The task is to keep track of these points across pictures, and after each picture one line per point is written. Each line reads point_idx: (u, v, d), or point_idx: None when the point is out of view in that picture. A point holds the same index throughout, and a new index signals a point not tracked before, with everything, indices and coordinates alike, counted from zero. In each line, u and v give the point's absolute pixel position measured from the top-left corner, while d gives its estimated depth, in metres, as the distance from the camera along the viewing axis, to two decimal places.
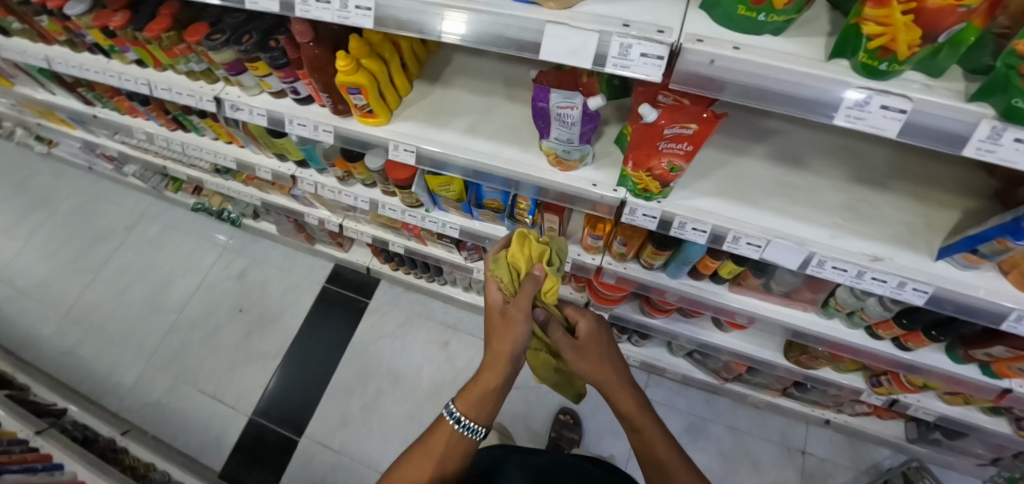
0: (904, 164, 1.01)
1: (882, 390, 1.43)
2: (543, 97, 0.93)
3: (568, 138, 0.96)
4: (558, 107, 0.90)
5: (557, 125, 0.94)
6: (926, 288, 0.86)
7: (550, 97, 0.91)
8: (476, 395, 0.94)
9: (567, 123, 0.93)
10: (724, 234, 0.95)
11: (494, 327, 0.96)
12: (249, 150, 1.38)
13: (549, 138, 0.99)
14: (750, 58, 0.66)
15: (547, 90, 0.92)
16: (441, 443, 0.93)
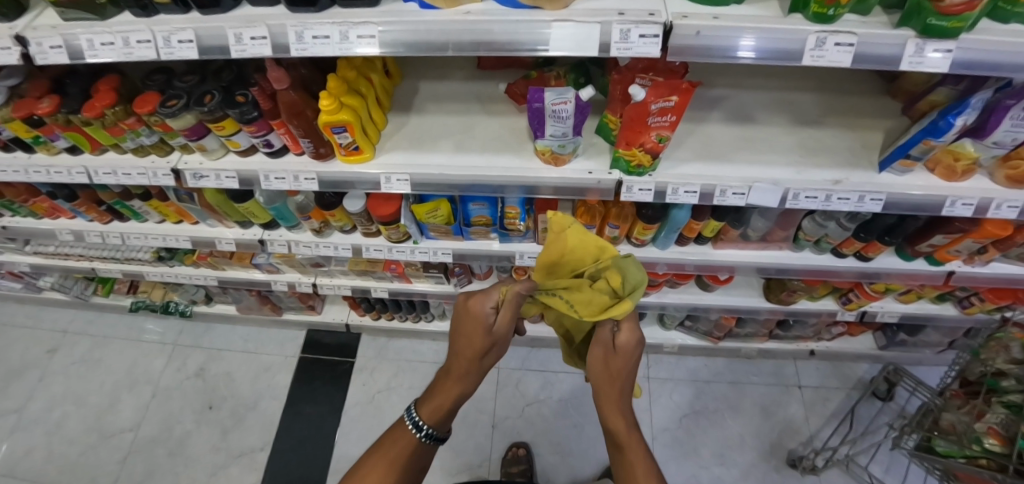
0: (833, 106, 1.06)
1: (853, 306, 1.50)
2: (535, 96, 0.81)
3: (562, 133, 0.85)
4: (553, 104, 0.79)
5: (550, 121, 0.83)
6: (880, 196, 0.94)
7: (544, 96, 0.79)
8: (442, 409, 0.82)
9: (561, 119, 0.82)
10: (712, 191, 0.93)
11: (471, 333, 0.78)
12: (203, 225, 1.29)
13: (542, 137, 0.87)
14: (731, 26, 0.62)
15: (540, 88, 0.80)
16: (397, 449, 0.83)
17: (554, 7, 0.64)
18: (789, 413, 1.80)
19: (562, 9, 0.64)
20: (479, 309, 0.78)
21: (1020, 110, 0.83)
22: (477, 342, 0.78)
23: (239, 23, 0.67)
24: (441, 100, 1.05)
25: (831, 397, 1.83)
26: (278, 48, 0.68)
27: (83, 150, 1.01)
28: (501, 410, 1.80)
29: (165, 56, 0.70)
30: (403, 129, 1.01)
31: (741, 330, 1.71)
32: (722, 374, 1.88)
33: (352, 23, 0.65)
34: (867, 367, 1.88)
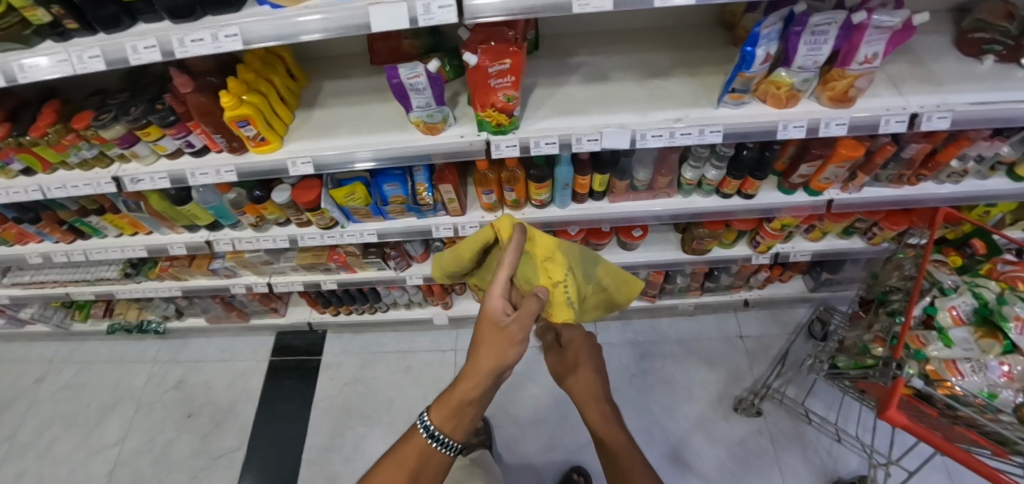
0: (680, 59, 1.22)
1: (763, 249, 1.61)
2: (393, 74, 0.95)
3: (425, 103, 1.00)
4: (408, 78, 0.94)
5: (412, 94, 0.98)
6: (718, 128, 1.08)
7: (399, 71, 0.94)
8: (450, 410, 0.78)
9: (420, 90, 0.98)
10: (569, 140, 1.07)
11: (485, 332, 0.73)
12: (156, 233, 1.45)
13: (412, 109, 1.03)
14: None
15: (394, 66, 0.94)
16: (411, 456, 0.82)
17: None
18: (734, 362, 1.89)
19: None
20: (494, 306, 0.73)
21: (810, 35, 0.98)
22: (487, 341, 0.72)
23: (133, 37, 0.84)
24: (340, 95, 1.22)
25: (773, 343, 1.92)
26: (166, 54, 0.84)
27: (36, 170, 1.18)
28: None
29: (80, 71, 0.86)
30: (307, 122, 1.17)
31: (673, 286, 1.83)
32: (667, 333, 1.99)
33: (218, 26, 0.81)
34: (803, 311, 1.98)
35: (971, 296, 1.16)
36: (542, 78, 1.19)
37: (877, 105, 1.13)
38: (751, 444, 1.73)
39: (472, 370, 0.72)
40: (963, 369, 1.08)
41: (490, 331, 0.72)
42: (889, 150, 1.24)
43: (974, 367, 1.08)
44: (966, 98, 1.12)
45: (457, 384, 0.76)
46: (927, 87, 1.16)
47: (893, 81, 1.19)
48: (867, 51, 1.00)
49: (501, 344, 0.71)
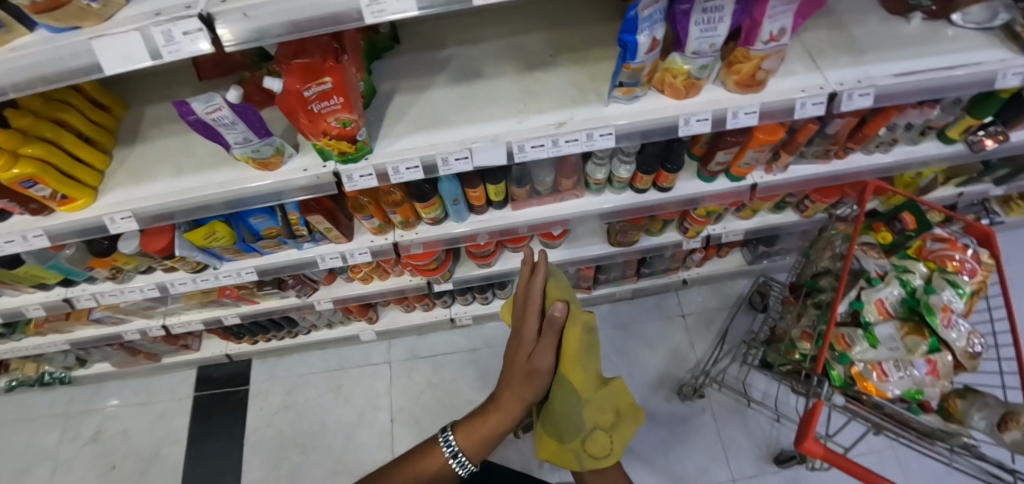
0: (564, 40, 1.04)
1: (693, 233, 1.52)
2: (186, 110, 0.76)
3: (243, 138, 0.82)
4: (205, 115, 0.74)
5: (221, 129, 0.80)
6: (608, 130, 0.93)
7: (192, 107, 0.75)
8: (483, 436, 0.82)
9: (230, 125, 0.79)
10: (434, 161, 0.91)
11: (510, 364, 0.77)
12: (7, 296, 1.26)
13: (231, 146, 0.85)
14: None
15: (184, 101, 0.75)
16: (429, 463, 0.86)
17: (95, 22, 0.60)
18: (676, 343, 1.83)
19: (104, 24, 0.60)
20: (521, 342, 0.76)
21: (701, 13, 0.82)
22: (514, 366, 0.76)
23: None
24: (166, 123, 1.01)
25: (715, 319, 1.87)
26: None
27: None
28: (397, 403, 1.78)
29: None
30: (125, 163, 0.97)
31: (607, 276, 1.72)
32: (608, 320, 1.90)
33: None
34: (745, 282, 1.92)
35: (897, 285, 1.08)
36: (403, 82, 1.00)
37: (789, 86, 0.98)
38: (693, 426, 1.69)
39: (505, 403, 0.78)
40: (888, 370, 1.00)
41: (519, 364, 0.75)
42: (810, 129, 1.12)
43: (898, 366, 1.00)
44: (892, 69, 0.98)
45: (490, 416, 0.80)
46: (848, 58, 1.01)
47: (810, 52, 1.04)
48: (772, 26, 0.84)
49: (526, 380, 0.76)
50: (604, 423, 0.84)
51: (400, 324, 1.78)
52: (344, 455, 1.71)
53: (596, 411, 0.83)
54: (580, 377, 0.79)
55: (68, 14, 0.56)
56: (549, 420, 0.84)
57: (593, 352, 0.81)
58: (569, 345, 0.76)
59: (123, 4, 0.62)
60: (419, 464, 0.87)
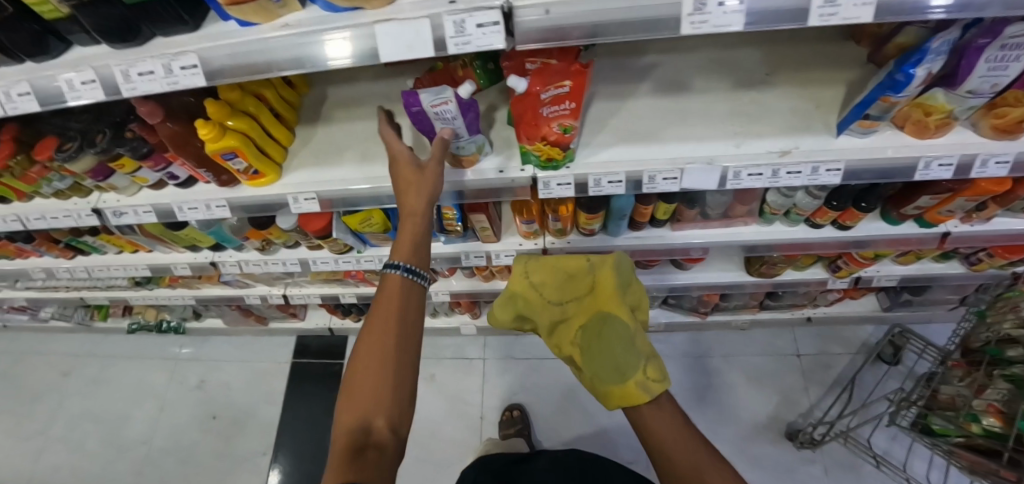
0: (781, 61, 0.94)
1: (843, 274, 1.39)
2: (412, 101, 0.72)
3: (455, 132, 0.77)
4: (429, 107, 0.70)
5: (438, 123, 0.75)
6: (837, 165, 0.83)
7: (420, 98, 0.71)
8: (415, 243, 0.70)
9: (449, 120, 0.74)
10: (640, 178, 0.84)
11: (404, 183, 0.73)
12: (158, 251, 1.30)
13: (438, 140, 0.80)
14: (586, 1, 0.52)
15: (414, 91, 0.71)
16: (385, 308, 0.66)
17: (380, 4, 0.54)
18: (788, 383, 1.70)
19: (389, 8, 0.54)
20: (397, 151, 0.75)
21: (997, 49, 0.69)
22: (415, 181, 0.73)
23: (68, 69, 0.63)
24: (349, 106, 0.99)
25: (834, 365, 1.72)
26: (111, 91, 0.63)
27: (12, 198, 1.05)
28: (487, 400, 1.75)
29: (11, 112, 0.67)
30: (310, 143, 0.96)
31: (729, 304, 1.63)
32: (715, 347, 1.80)
33: (171, 54, 0.58)
34: (871, 329, 1.76)
35: None
36: (601, 88, 0.93)
37: None
38: (799, 475, 1.56)
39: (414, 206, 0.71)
40: None
41: (407, 169, 0.74)
42: None
43: None
44: None
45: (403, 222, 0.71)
46: None
47: None
48: None
49: (424, 179, 0.73)
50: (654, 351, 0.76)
51: None
52: (432, 444, 1.69)
53: (644, 337, 0.78)
54: (613, 301, 0.80)
55: None
56: (602, 361, 0.76)
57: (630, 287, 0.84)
58: (605, 278, 0.82)
59: None
60: (380, 315, 0.66)
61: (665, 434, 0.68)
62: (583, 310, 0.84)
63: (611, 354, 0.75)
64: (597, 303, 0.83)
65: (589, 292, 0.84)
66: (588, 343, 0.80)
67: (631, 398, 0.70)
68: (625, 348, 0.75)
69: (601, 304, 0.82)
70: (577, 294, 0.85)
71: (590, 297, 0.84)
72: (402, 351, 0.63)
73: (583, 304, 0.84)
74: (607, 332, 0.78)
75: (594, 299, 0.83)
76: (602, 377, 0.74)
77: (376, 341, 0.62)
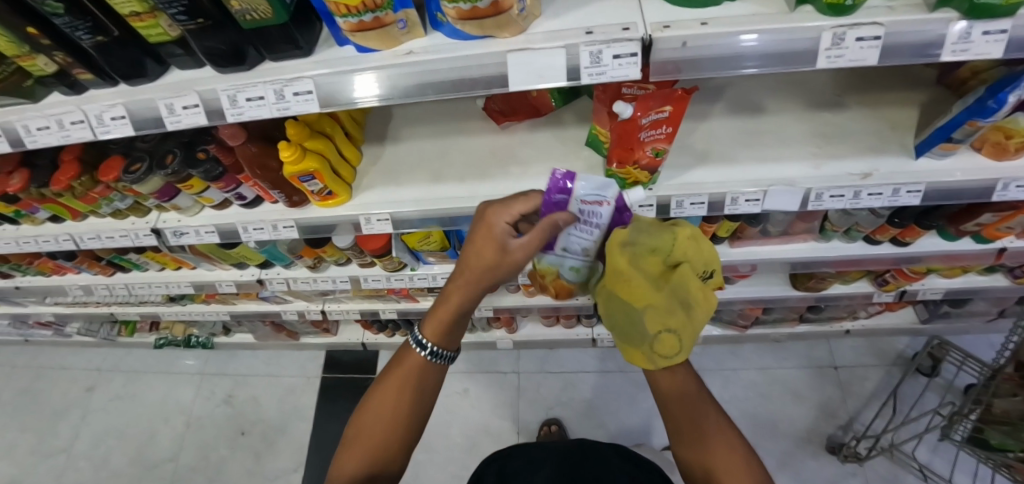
0: (850, 83, 0.95)
1: (890, 287, 1.39)
2: (560, 184, 0.59)
3: (583, 245, 0.65)
4: (584, 202, 0.58)
5: (575, 228, 0.62)
6: (918, 187, 0.82)
7: (575, 188, 0.59)
8: (448, 326, 0.62)
9: (589, 225, 0.62)
10: (721, 199, 0.83)
11: (476, 248, 0.57)
12: (202, 268, 1.28)
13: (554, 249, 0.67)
14: (724, 35, 0.51)
15: (568, 174, 0.59)
16: (404, 371, 0.66)
17: (511, 34, 0.53)
18: (827, 395, 1.70)
19: (520, 35, 0.53)
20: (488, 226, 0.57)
21: None
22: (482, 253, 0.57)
23: (169, 92, 0.61)
24: (418, 124, 0.99)
25: (872, 376, 1.72)
26: (214, 115, 0.61)
27: (64, 218, 1.02)
28: (524, 415, 1.73)
29: (101, 135, 0.65)
30: (378, 163, 0.95)
31: (769, 317, 1.63)
32: (751, 360, 1.79)
33: (285, 80, 0.58)
34: (907, 341, 1.76)
35: None
36: None
37: None
38: None
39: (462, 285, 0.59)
40: None
41: (483, 249, 0.57)
42: None
43: None
44: None
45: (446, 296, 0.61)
46: None
47: None
48: None
49: (495, 266, 0.57)
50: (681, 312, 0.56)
51: (539, 337, 1.74)
52: (469, 459, 1.66)
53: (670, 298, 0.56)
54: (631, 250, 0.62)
55: (494, 23, 0.50)
56: (614, 324, 0.62)
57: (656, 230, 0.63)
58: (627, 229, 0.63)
59: (534, 16, 0.55)
60: (401, 373, 0.66)
61: (672, 399, 0.60)
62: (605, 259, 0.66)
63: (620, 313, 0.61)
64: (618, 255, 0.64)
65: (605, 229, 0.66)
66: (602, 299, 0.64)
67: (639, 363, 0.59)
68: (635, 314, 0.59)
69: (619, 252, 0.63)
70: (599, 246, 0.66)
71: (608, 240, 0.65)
72: (412, 401, 0.65)
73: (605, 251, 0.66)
74: (610, 297, 0.61)
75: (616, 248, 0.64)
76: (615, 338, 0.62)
77: (390, 391, 0.65)
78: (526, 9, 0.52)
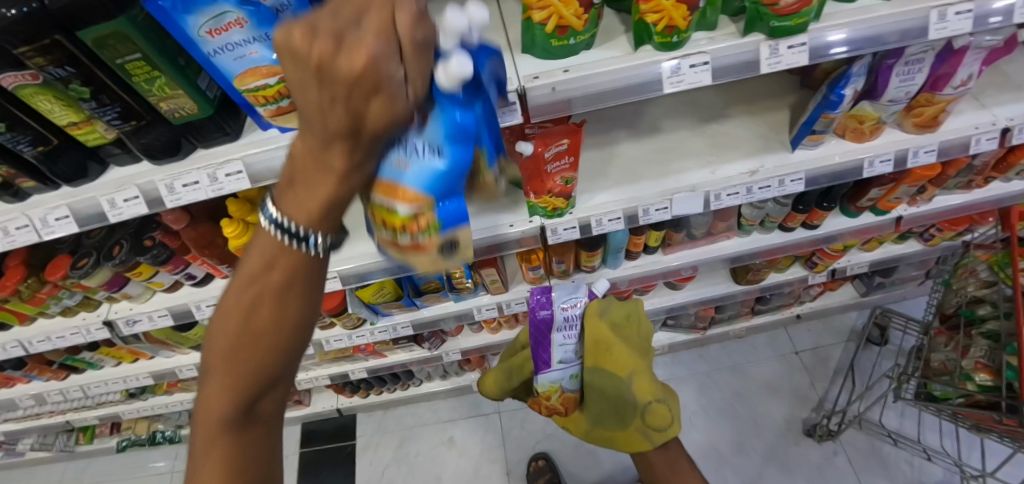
0: (731, 94, 1.08)
1: (820, 268, 1.51)
2: (541, 301, 0.90)
3: (569, 347, 0.92)
4: (563, 305, 0.90)
5: (558, 331, 0.91)
6: (799, 176, 0.95)
7: (553, 298, 0.90)
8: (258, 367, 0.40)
9: (570, 326, 0.91)
10: (635, 212, 0.93)
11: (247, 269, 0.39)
12: (160, 356, 1.27)
13: (552, 360, 0.94)
14: (582, 79, 0.62)
15: (547, 292, 0.90)
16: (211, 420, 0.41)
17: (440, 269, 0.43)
18: (794, 382, 1.77)
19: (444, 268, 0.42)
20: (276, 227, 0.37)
21: (903, 65, 0.85)
22: (338, 101, 0.28)
23: (110, 189, 0.67)
24: None
25: (831, 355, 1.81)
26: (154, 203, 0.68)
27: (10, 324, 1.02)
28: (512, 454, 1.72)
29: (47, 235, 0.70)
30: None
31: (723, 315, 1.72)
32: (718, 359, 1.86)
33: (217, 164, 0.65)
34: (855, 316, 1.88)
35: None
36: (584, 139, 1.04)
37: (962, 123, 1.01)
38: (829, 469, 1.61)
39: (246, 321, 0.39)
40: None
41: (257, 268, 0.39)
42: (963, 163, 1.16)
43: None
44: None
45: (227, 336, 0.39)
46: (1010, 94, 1.05)
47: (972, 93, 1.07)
48: (966, 73, 0.87)
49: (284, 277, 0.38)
50: (655, 390, 0.84)
51: None
52: None
53: (642, 380, 0.85)
54: (614, 353, 0.86)
55: (417, 260, 0.41)
56: (610, 410, 0.89)
57: (621, 326, 0.90)
58: (601, 328, 0.88)
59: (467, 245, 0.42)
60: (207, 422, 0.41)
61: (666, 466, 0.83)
62: (596, 359, 0.89)
63: (612, 401, 0.88)
64: (604, 357, 0.88)
65: (586, 323, 0.90)
66: (597, 389, 0.91)
67: (638, 440, 0.84)
68: (625, 397, 0.85)
69: (602, 350, 0.87)
70: (593, 348, 0.88)
71: (590, 337, 0.88)
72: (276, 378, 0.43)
73: (595, 351, 0.89)
74: (602, 376, 0.88)
75: (604, 343, 0.87)
76: (612, 422, 0.89)
77: (232, 351, 0.39)
78: (454, 249, 0.41)
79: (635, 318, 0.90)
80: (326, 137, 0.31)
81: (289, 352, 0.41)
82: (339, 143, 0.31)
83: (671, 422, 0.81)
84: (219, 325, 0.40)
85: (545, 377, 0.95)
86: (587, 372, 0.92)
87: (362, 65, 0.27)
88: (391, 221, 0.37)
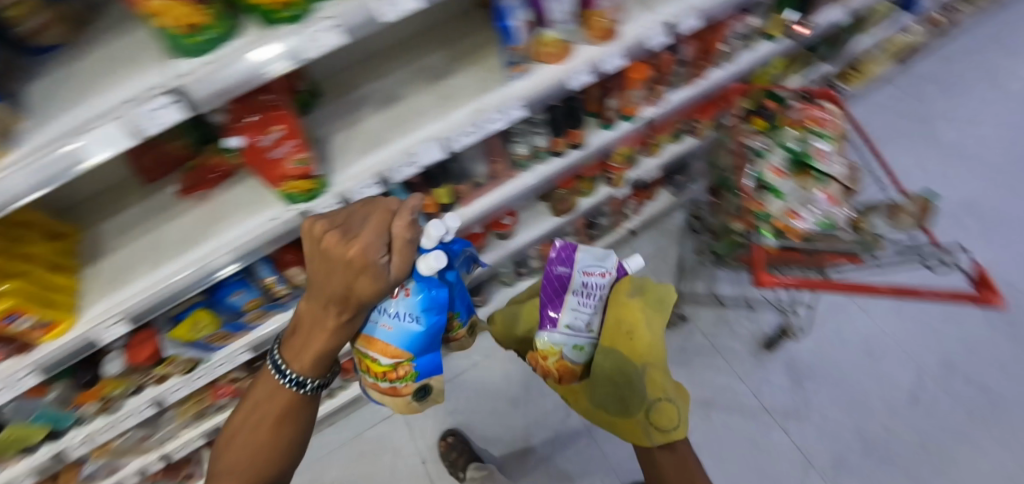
0: (455, 53, 1.23)
1: (617, 182, 1.74)
2: (567, 256, 1.09)
3: (583, 314, 1.07)
4: (586, 270, 1.07)
5: (571, 294, 1.07)
6: (515, 104, 1.12)
7: (579, 256, 1.09)
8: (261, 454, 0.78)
9: (587, 297, 1.08)
10: (386, 174, 1.05)
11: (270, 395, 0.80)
12: None
13: (557, 323, 1.06)
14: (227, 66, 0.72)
15: (573, 248, 1.09)
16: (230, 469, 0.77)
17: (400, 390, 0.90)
18: None
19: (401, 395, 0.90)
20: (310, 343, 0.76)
21: None
22: (340, 276, 0.67)
23: None
24: (125, 229, 1.06)
25: (668, 253, 2.09)
26: None
27: None
28: (427, 440, 1.82)
29: None
30: (96, 277, 0.99)
31: None
32: None
33: None
34: (679, 214, 2.18)
35: (781, 150, 1.33)
36: (333, 125, 1.13)
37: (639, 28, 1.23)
38: (690, 345, 1.90)
39: (264, 423, 0.79)
40: (799, 211, 1.24)
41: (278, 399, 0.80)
42: (667, 62, 1.43)
43: (808, 206, 1.25)
44: None
45: (249, 432, 0.79)
46: None
47: None
48: None
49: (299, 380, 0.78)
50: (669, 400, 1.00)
51: None
52: None
53: (650, 376, 1.02)
54: (636, 344, 1.04)
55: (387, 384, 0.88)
56: (613, 399, 1.03)
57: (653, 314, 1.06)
58: (622, 303, 1.06)
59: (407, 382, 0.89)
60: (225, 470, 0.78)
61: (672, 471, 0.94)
62: (609, 321, 1.06)
63: (619, 391, 1.03)
64: (629, 345, 1.04)
65: (616, 294, 1.09)
66: (601, 372, 1.04)
67: (638, 432, 0.99)
68: (634, 383, 1.02)
69: (626, 319, 1.05)
70: (616, 318, 1.06)
71: (614, 301, 1.08)
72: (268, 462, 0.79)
73: (617, 319, 1.06)
74: (613, 354, 1.04)
75: (635, 333, 1.04)
76: (608, 404, 1.03)
77: (250, 439, 0.78)
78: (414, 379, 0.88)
79: (665, 310, 1.07)
80: (324, 303, 0.71)
81: (275, 451, 0.78)
82: (334, 306, 0.71)
83: (675, 424, 0.96)
84: (250, 423, 0.80)
85: (546, 334, 1.05)
86: (599, 353, 1.05)
87: (354, 251, 0.65)
88: (374, 360, 0.84)
